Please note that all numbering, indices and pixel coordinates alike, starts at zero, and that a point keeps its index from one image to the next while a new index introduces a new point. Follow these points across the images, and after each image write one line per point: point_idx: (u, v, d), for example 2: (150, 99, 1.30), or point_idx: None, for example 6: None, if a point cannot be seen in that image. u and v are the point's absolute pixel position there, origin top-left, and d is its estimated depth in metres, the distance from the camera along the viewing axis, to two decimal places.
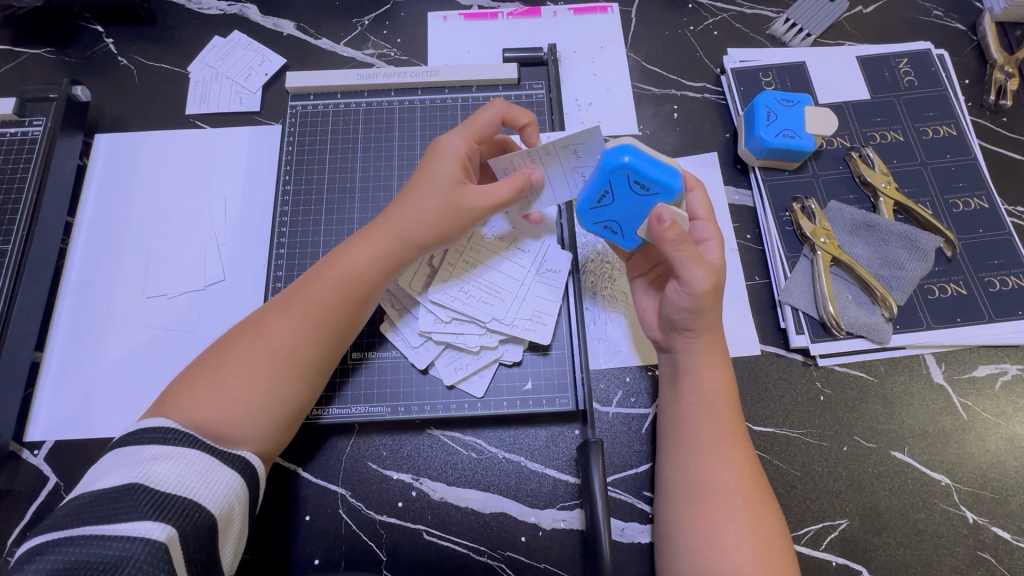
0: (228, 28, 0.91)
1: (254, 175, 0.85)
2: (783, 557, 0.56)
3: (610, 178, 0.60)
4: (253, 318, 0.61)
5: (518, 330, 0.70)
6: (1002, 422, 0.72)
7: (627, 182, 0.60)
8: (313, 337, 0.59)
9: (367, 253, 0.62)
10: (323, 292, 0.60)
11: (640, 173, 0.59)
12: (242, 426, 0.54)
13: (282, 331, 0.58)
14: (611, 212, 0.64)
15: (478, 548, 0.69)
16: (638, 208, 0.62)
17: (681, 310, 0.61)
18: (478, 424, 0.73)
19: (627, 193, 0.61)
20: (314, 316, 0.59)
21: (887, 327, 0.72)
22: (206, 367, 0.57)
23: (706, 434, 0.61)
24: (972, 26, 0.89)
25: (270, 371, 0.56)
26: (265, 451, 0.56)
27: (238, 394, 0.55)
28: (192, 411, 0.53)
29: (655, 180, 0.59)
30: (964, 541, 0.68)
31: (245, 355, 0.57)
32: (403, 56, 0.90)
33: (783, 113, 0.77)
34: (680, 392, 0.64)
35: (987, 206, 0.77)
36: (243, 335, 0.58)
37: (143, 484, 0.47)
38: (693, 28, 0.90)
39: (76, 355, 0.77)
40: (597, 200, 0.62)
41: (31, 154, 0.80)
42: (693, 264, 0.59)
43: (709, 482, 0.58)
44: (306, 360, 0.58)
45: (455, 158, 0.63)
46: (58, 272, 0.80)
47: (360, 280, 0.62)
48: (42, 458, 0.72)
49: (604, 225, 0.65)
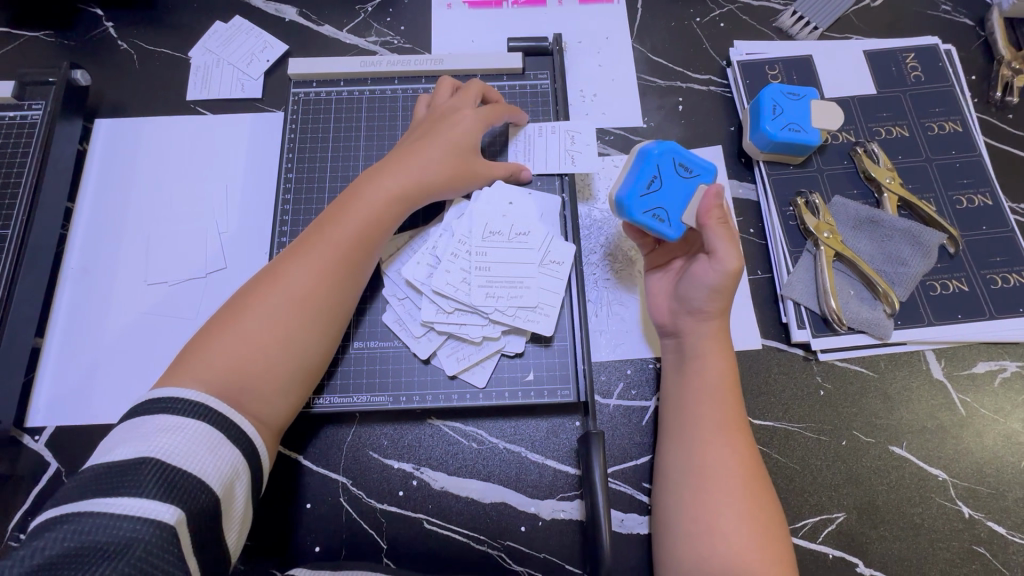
0: (230, 13, 0.90)
1: (256, 162, 0.84)
2: (779, 544, 0.57)
3: (657, 162, 0.65)
4: (270, 263, 0.63)
5: (521, 322, 0.70)
6: (1000, 418, 0.72)
7: (672, 166, 0.65)
8: (330, 281, 0.62)
9: (378, 195, 0.67)
10: (339, 234, 0.64)
11: (682, 156, 0.65)
12: (262, 371, 0.57)
13: (299, 276, 0.61)
14: (662, 200, 0.64)
15: (478, 537, 0.69)
16: (683, 192, 0.65)
17: (702, 288, 0.63)
18: (480, 415, 0.73)
19: (673, 177, 0.65)
20: (331, 260, 0.63)
21: (888, 323, 0.72)
22: (225, 321, 0.58)
23: (709, 421, 0.61)
24: (981, 21, 0.89)
25: (290, 313, 0.59)
26: (283, 402, 0.58)
27: (264, 338, 0.58)
28: (214, 360, 0.55)
29: (696, 164, 0.65)
30: (959, 535, 0.69)
31: (265, 299, 0.59)
32: (406, 44, 0.89)
33: (790, 108, 0.77)
34: (686, 379, 0.64)
35: (991, 203, 0.77)
36: (260, 284, 0.61)
37: (154, 458, 0.46)
38: (700, 20, 0.89)
39: (77, 341, 0.77)
40: (647, 185, 0.64)
41: (31, 138, 0.79)
42: (727, 242, 0.61)
43: (711, 468, 0.59)
44: (323, 304, 0.61)
45: (467, 127, 0.72)
46: (59, 258, 0.80)
47: (373, 223, 0.66)
48: (43, 444, 0.72)
49: (651, 215, 0.64)
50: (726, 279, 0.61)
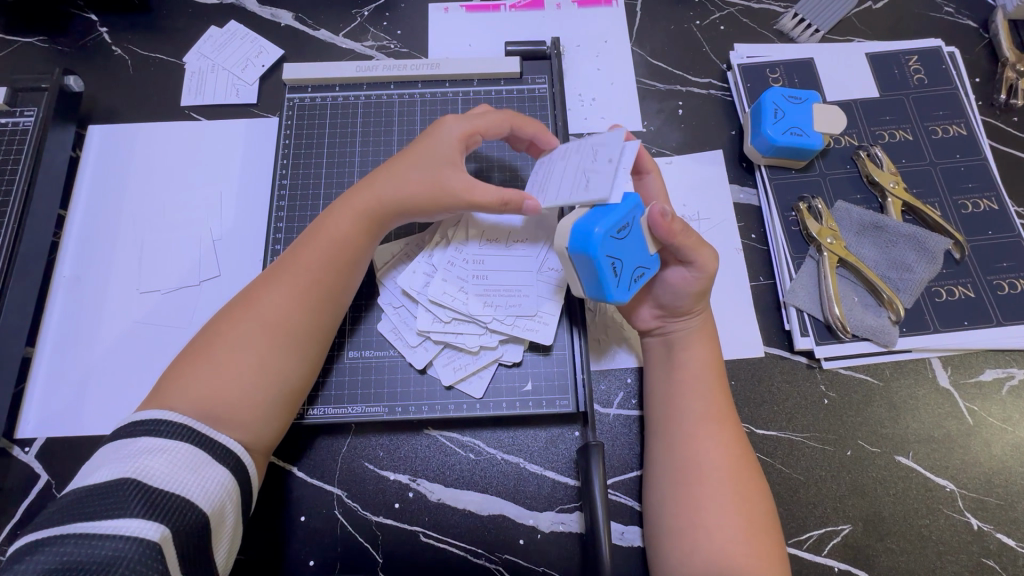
0: (225, 18, 0.89)
1: (251, 168, 0.83)
2: (769, 538, 0.55)
3: (606, 250, 0.56)
4: (242, 292, 0.61)
5: (520, 331, 0.68)
6: (1009, 427, 0.71)
7: (612, 237, 0.56)
8: (306, 304, 0.60)
9: (350, 214, 0.64)
10: (314, 257, 0.62)
11: (611, 221, 0.56)
12: (240, 399, 0.54)
13: (272, 301, 0.59)
14: (630, 261, 0.58)
15: (476, 550, 0.68)
16: (636, 242, 0.58)
17: (681, 296, 0.63)
18: (477, 426, 0.71)
19: (622, 244, 0.57)
20: (305, 283, 0.60)
21: (893, 330, 0.71)
22: (194, 352, 0.56)
23: (693, 412, 0.60)
24: (984, 23, 0.88)
25: (261, 341, 0.57)
26: (261, 432, 0.56)
27: (233, 366, 0.55)
28: (187, 390, 0.53)
29: (623, 216, 0.57)
30: (968, 548, 0.67)
31: (235, 327, 0.57)
32: (403, 48, 0.88)
33: (791, 111, 0.76)
34: (671, 370, 0.64)
35: (996, 207, 0.76)
36: (232, 311, 0.59)
37: (134, 478, 0.46)
38: (700, 22, 0.88)
39: (68, 351, 0.76)
40: (613, 272, 0.57)
41: (22, 145, 0.78)
42: (696, 251, 0.61)
43: (697, 461, 0.58)
44: (299, 329, 0.59)
45: (450, 144, 0.66)
46: (51, 266, 0.79)
47: (345, 244, 0.63)
48: (33, 456, 0.71)
49: (637, 275, 0.59)
50: (704, 283, 0.62)
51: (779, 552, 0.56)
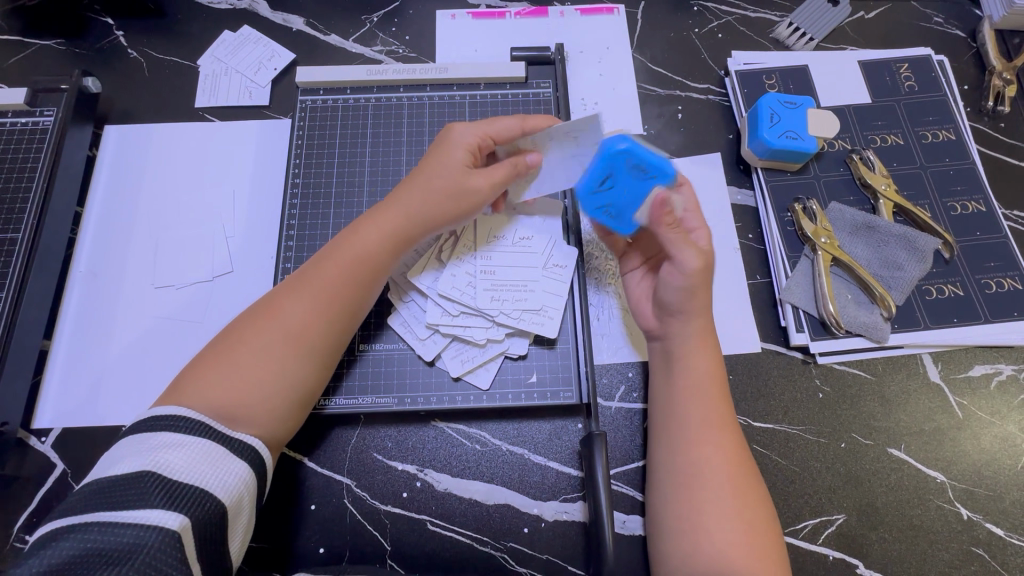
0: (238, 23, 0.92)
1: (263, 168, 0.86)
2: (769, 542, 0.57)
3: (611, 160, 0.65)
4: (265, 299, 0.62)
5: (525, 324, 0.71)
6: (997, 421, 0.73)
7: (626, 165, 0.65)
8: (326, 318, 0.61)
9: (375, 231, 0.65)
10: (337, 271, 0.63)
11: (638, 157, 0.65)
12: (257, 405, 0.56)
13: (295, 312, 0.60)
14: (612, 197, 0.67)
15: (481, 539, 0.70)
16: (637, 191, 0.66)
17: (674, 291, 0.64)
18: (483, 418, 0.74)
19: (626, 176, 0.66)
20: (326, 298, 0.61)
21: (885, 326, 0.73)
22: (218, 355, 0.58)
23: (693, 419, 0.62)
24: (972, 33, 0.91)
25: (282, 352, 0.58)
26: (277, 434, 0.57)
27: (253, 374, 0.57)
28: (208, 393, 0.55)
29: (653, 165, 0.65)
30: (958, 537, 0.69)
31: (258, 335, 0.58)
32: (411, 53, 0.91)
33: (786, 115, 0.78)
34: (671, 378, 0.65)
35: (984, 209, 0.79)
36: (255, 318, 0.60)
37: (155, 471, 0.48)
38: (698, 30, 0.91)
39: (84, 344, 0.78)
40: (600, 182, 0.67)
41: (42, 144, 0.80)
42: (681, 245, 0.63)
43: (697, 469, 0.59)
44: (319, 341, 0.60)
45: (465, 145, 0.67)
46: (67, 262, 0.81)
47: (369, 260, 0.64)
48: (50, 446, 0.72)
49: (604, 212, 0.68)
50: (692, 279, 0.63)
51: (778, 553, 0.58)
